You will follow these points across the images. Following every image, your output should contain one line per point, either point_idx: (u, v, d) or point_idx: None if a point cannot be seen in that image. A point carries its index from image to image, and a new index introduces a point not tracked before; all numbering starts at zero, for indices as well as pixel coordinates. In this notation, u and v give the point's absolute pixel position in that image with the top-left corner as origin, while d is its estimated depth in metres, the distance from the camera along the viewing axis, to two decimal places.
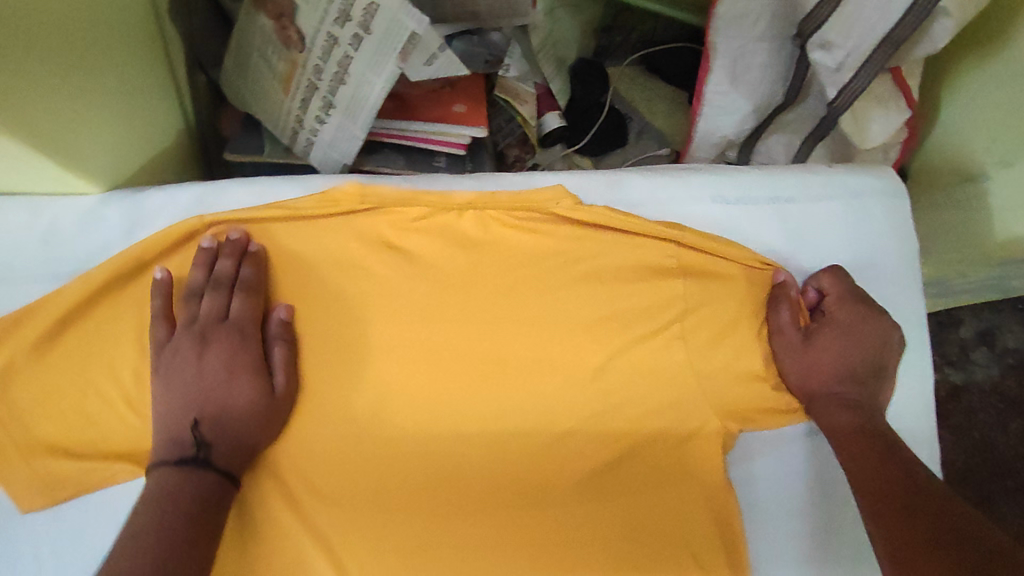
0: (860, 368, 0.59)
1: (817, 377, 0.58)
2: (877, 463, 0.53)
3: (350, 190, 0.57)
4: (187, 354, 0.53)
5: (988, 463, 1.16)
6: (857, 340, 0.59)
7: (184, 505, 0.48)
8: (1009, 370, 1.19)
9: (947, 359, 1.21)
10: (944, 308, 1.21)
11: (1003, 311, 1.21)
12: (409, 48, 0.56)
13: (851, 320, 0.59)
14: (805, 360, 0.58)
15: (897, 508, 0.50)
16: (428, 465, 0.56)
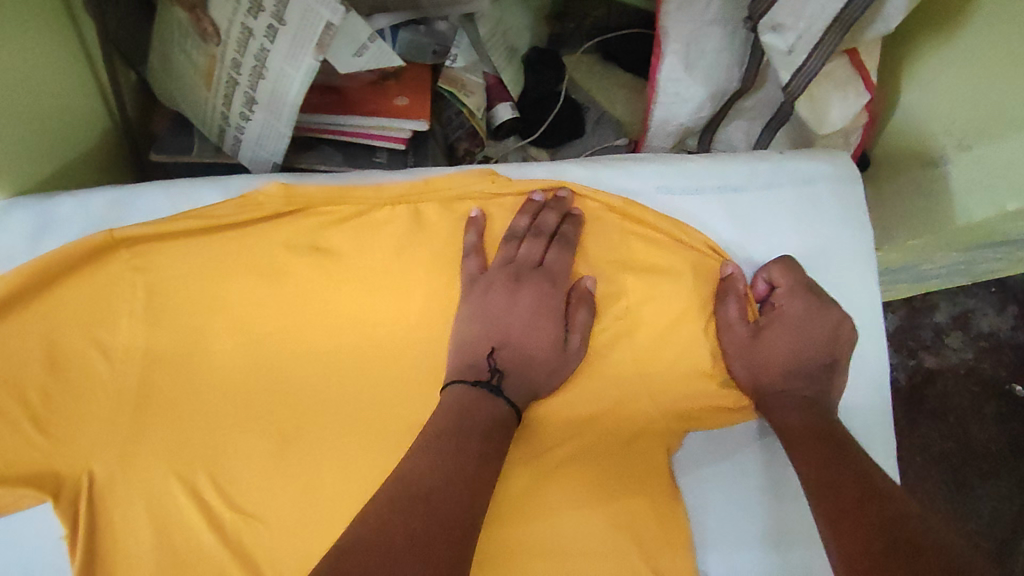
0: (808, 361, 0.58)
1: (764, 373, 0.58)
2: (828, 463, 0.51)
3: (274, 190, 0.54)
4: (498, 287, 0.55)
5: (965, 447, 1.17)
6: (808, 332, 0.58)
7: (500, 432, 0.51)
8: (983, 353, 1.21)
9: (923, 344, 1.22)
10: (920, 295, 1.24)
11: (976, 294, 1.24)
12: (325, 39, 0.54)
13: (804, 315, 0.58)
14: (753, 358, 0.57)
15: (847, 513, 0.47)
16: (363, 479, 0.53)
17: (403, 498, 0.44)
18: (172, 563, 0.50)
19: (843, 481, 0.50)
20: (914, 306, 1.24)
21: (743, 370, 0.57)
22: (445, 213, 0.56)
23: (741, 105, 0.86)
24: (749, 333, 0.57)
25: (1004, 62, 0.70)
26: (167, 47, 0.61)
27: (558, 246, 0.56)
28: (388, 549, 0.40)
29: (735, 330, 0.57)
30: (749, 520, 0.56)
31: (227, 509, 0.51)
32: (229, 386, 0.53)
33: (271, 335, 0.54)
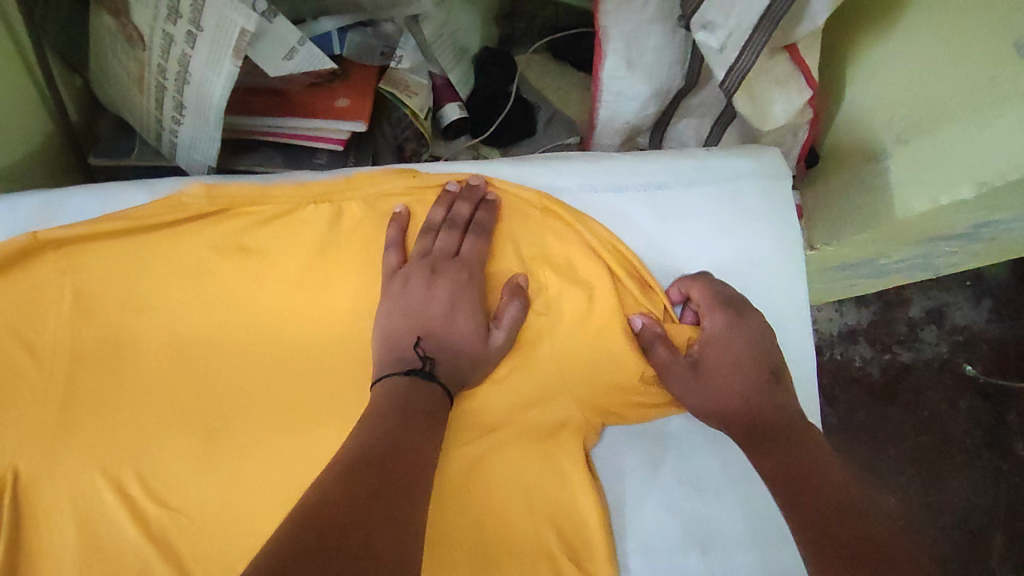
0: (754, 378, 0.57)
1: (720, 407, 0.57)
2: (791, 467, 0.53)
3: (197, 192, 0.55)
4: (417, 282, 0.55)
5: (937, 440, 1.19)
6: (734, 348, 0.58)
7: (420, 408, 0.52)
8: (957, 347, 1.21)
9: (897, 339, 1.22)
10: (893, 288, 1.22)
11: (952, 289, 1.23)
12: (241, 45, 0.56)
13: (719, 333, 0.58)
14: (698, 395, 0.57)
15: (814, 514, 0.49)
16: (286, 474, 0.54)
17: (359, 467, 0.46)
18: (97, 557, 0.51)
19: (806, 483, 0.51)
20: (889, 300, 1.23)
21: (702, 408, 0.58)
22: (369, 212, 0.57)
23: (688, 102, 0.86)
24: (688, 366, 0.58)
25: (937, 53, 0.70)
26: (100, 54, 0.63)
27: (472, 235, 0.56)
28: (347, 507, 0.43)
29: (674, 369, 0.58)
30: (665, 509, 0.58)
31: (151, 504, 0.53)
32: (153, 384, 0.54)
33: (198, 334, 0.55)
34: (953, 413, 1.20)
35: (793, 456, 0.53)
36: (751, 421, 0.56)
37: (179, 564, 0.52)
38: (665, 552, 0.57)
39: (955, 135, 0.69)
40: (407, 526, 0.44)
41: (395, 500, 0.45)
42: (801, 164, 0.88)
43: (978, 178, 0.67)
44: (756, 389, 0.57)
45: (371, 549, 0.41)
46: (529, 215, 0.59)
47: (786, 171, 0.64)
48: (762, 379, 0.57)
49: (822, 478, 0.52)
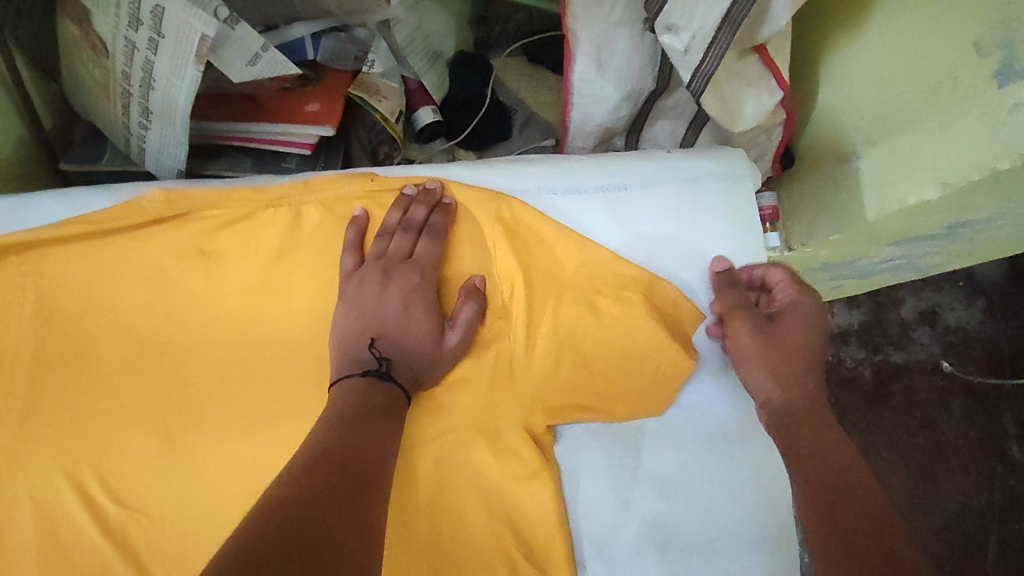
0: (807, 357, 0.61)
1: (774, 367, 0.59)
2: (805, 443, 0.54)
3: (156, 197, 0.55)
4: (372, 284, 0.56)
5: (929, 442, 1.18)
6: (805, 325, 0.62)
7: (373, 409, 0.52)
8: (950, 348, 1.19)
9: (889, 340, 1.19)
10: (885, 289, 1.20)
11: (944, 290, 1.20)
12: (202, 50, 0.56)
13: (800, 305, 0.62)
14: (766, 347, 0.59)
15: (822, 484, 0.51)
16: (242, 473, 0.55)
17: (321, 462, 0.47)
18: (59, 554, 0.53)
19: (835, 482, 0.51)
20: (880, 301, 1.20)
21: (751, 363, 0.59)
22: (327, 215, 0.58)
23: (664, 104, 0.85)
24: (762, 318, 0.60)
25: (906, 52, 0.69)
26: (70, 62, 0.64)
27: (427, 237, 0.58)
28: (303, 502, 0.44)
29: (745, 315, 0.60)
30: (622, 508, 0.59)
31: (114, 503, 0.55)
32: (113, 384, 0.55)
33: (157, 338, 0.56)
34: (946, 415, 1.18)
35: (832, 441, 0.55)
36: (805, 393, 0.58)
37: (137, 562, 0.54)
38: (621, 549, 0.58)
39: (922, 135, 0.68)
40: (366, 525, 0.45)
41: (355, 500, 0.46)
42: (774, 166, 0.87)
43: (943, 178, 0.65)
44: (808, 372, 0.60)
45: (333, 550, 0.42)
46: (489, 218, 0.60)
47: (749, 171, 0.64)
48: (814, 362, 0.61)
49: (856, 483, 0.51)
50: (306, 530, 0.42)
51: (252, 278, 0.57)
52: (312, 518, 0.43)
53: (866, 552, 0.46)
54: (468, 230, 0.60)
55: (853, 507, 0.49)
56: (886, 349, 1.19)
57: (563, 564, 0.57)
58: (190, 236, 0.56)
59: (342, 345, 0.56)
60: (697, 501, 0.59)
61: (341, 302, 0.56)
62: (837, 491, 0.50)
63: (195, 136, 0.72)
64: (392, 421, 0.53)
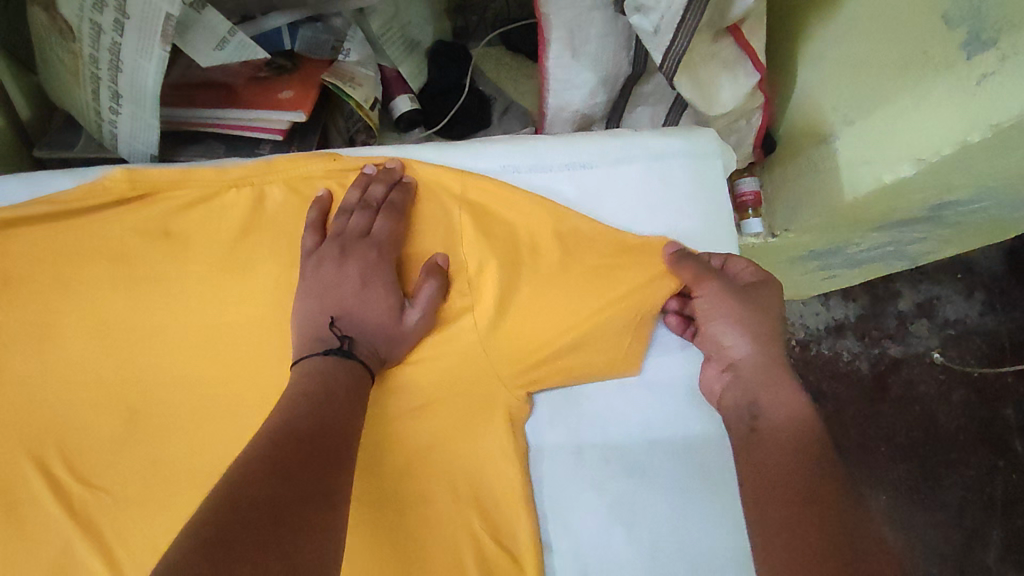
0: (762, 323, 0.56)
1: (739, 332, 0.56)
2: (777, 440, 0.51)
3: (119, 177, 0.56)
4: (330, 263, 0.57)
5: (929, 435, 1.14)
6: (750, 281, 0.58)
7: (333, 386, 0.52)
8: (950, 341, 1.16)
9: (888, 332, 1.17)
10: (880, 280, 1.19)
11: (943, 281, 1.18)
12: (167, 30, 0.57)
13: (763, 288, 0.57)
14: (730, 319, 0.56)
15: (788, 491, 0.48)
16: (204, 452, 0.55)
17: (287, 440, 0.47)
18: (20, 532, 0.54)
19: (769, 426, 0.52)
20: (877, 293, 1.18)
21: (715, 329, 0.56)
22: (290, 194, 0.59)
23: (640, 90, 0.78)
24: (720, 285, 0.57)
25: (878, 27, 0.67)
26: (42, 50, 0.65)
27: (385, 214, 0.58)
28: (268, 479, 0.43)
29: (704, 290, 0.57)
30: (589, 490, 0.58)
31: (76, 481, 0.55)
32: (77, 364, 0.57)
33: (123, 317, 0.57)
34: (946, 408, 1.15)
35: (773, 379, 0.54)
36: (764, 352, 0.55)
37: (99, 543, 0.54)
38: (588, 532, 0.57)
39: (897, 112, 0.65)
40: (331, 501, 0.45)
41: (321, 473, 0.46)
42: (757, 151, 0.83)
43: (917, 155, 0.62)
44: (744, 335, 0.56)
45: (301, 527, 0.42)
46: (455, 197, 0.60)
47: (717, 147, 0.63)
48: (759, 329, 0.56)
49: (793, 419, 0.52)
50: (277, 510, 0.42)
51: (217, 256, 0.58)
52: (281, 496, 0.42)
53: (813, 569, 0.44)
54: (429, 210, 0.60)
55: (778, 463, 0.50)
56: (883, 341, 1.17)
57: (530, 545, 0.56)
58: (153, 216, 0.57)
59: (304, 325, 0.56)
60: (664, 486, 0.58)
61: (303, 284, 0.57)
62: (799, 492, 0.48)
63: (167, 124, 0.74)
64: (357, 399, 0.53)
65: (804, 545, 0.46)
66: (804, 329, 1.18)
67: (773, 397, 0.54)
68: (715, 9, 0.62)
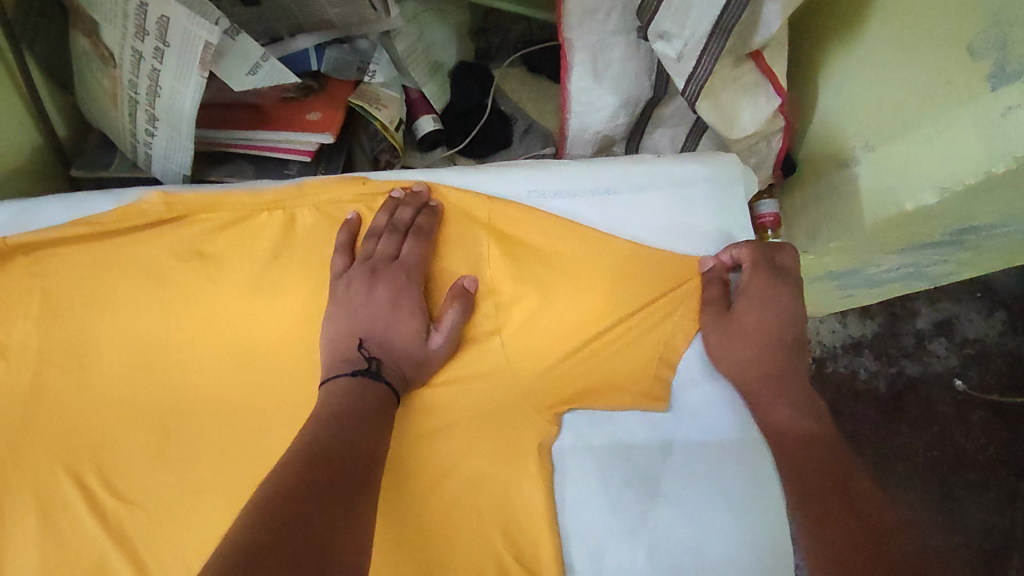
0: (771, 327, 0.59)
1: (736, 350, 0.59)
2: (810, 459, 0.54)
3: (155, 199, 0.58)
4: (359, 285, 0.58)
5: (948, 455, 1.13)
6: (777, 305, 0.59)
7: (359, 408, 0.53)
8: (969, 361, 1.15)
9: (905, 352, 1.16)
10: (899, 299, 1.18)
11: (961, 300, 1.17)
12: (206, 58, 0.58)
13: (756, 289, 0.59)
14: (727, 343, 0.59)
15: (818, 502, 0.51)
16: (235, 469, 0.57)
17: (315, 463, 0.47)
18: (55, 546, 0.55)
19: (787, 416, 0.57)
20: (894, 312, 1.18)
21: (719, 360, 0.59)
22: (321, 217, 0.61)
23: (662, 112, 0.78)
24: (719, 313, 0.60)
25: (905, 55, 0.66)
26: (82, 73, 0.67)
27: (412, 237, 0.59)
28: (299, 502, 0.44)
29: (705, 310, 0.60)
30: (613, 513, 0.58)
31: (109, 495, 0.56)
32: (114, 380, 0.59)
33: (157, 336, 0.59)
34: (966, 429, 1.14)
35: (784, 361, 0.59)
36: (780, 369, 0.59)
37: (133, 557, 0.55)
38: (610, 554, 0.58)
39: (921, 138, 0.65)
40: (358, 524, 0.45)
41: (348, 492, 0.47)
42: (777, 173, 0.83)
43: (941, 183, 0.62)
44: (770, 378, 0.59)
45: (329, 541, 0.43)
46: (479, 220, 0.61)
47: (740, 175, 0.63)
48: (766, 336, 0.59)
49: (809, 405, 0.58)
50: (307, 524, 0.42)
51: (250, 276, 0.59)
52: (312, 519, 0.43)
53: (854, 545, 0.48)
54: (455, 234, 0.61)
55: (817, 464, 0.54)
56: (899, 360, 1.16)
57: (552, 565, 0.57)
58: (187, 238, 0.59)
59: (336, 347, 0.57)
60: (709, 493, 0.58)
61: (334, 306, 0.58)
62: (840, 511, 0.50)
63: (200, 144, 0.76)
64: (382, 420, 0.54)
65: (836, 530, 0.49)
66: (821, 346, 1.18)
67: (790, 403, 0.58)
68: (734, 41, 0.63)
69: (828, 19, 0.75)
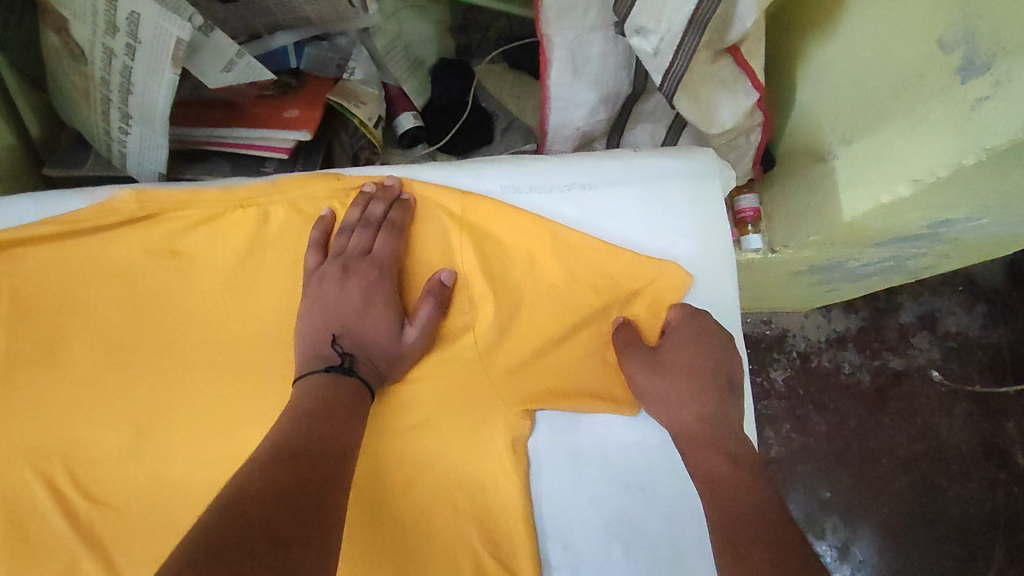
0: (690, 376, 0.59)
1: (669, 394, 0.59)
2: (729, 481, 0.53)
3: (127, 198, 0.58)
4: (333, 281, 0.58)
5: (932, 448, 1.14)
6: (699, 347, 0.59)
7: (333, 406, 0.52)
8: (951, 354, 1.17)
9: (888, 345, 1.17)
10: (882, 293, 1.19)
11: (943, 294, 1.18)
12: (178, 54, 0.58)
13: (687, 335, 0.59)
14: (653, 383, 0.59)
15: (735, 520, 0.50)
16: (210, 468, 0.56)
17: (289, 459, 0.47)
18: (27, 549, 0.55)
19: (720, 447, 0.55)
20: (878, 306, 1.19)
21: (650, 401, 0.59)
22: (295, 214, 0.61)
23: (642, 107, 0.78)
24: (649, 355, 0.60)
25: (878, 49, 0.67)
26: (53, 72, 0.66)
27: (385, 233, 0.59)
28: (272, 499, 0.44)
29: (632, 353, 0.60)
30: (590, 508, 0.58)
31: (83, 497, 0.56)
32: (88, 380, 0.58)
33: (130, 336, 0.59)
34: (948, 420, 1.15)
35: (716, 407, 0.58)
36: (720, 402, 0.59)
37: (107, 558, 0.55)
38: (587, 546, 0.58)
39: (896, 132, 0.65)
40: (331, 522, 0.45)
41: (319, 489, 0.46)
42: (757, 167, 0.83)
43: (914, 177, 0.63)
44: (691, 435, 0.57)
45: (297, 540, 0.42)
46: (456, 217, 0.61)
47: (715, 169, 0.63)
48: (699, 384, 0.59)
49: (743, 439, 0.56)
50: (274, 524, 0.42)
51: (224, 274, 0.59)
52: (285, 517, 0.43)
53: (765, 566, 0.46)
54: (432, 230, 0.61)
55: (739, 498, 0.51)
56: (883, 353, 1.17)
57: (529, 560, 0.57)
58: (160, 236, 0.59)
59: (313, 346, 0.57)
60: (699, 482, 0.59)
61: (308, 302, 0.58)
62: (755, 533, 0.48)
63: (175, 142, 0.75)
64: (357, 418, 0.53)
65: (753, 543, 0.48)
66: (805, 340, 1.19)
67: (725, 446, 0.55)
68: (709, 35, 0.63)
69: (806, 15, 0.75)
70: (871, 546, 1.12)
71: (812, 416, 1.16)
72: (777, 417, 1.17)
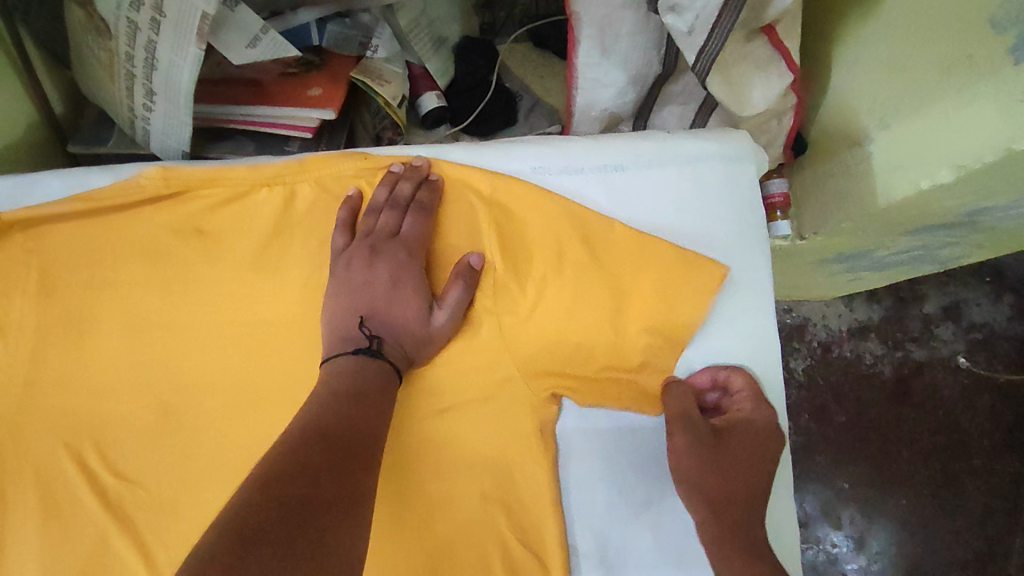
0: (750, 459, 0.57)
1: (697, 476, 0.56)
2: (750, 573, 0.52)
3: (153, 174, 0.57)
4: (360, 263, 0.57)
5: (953, 440, 1.12)
6: (739, 440, 0.57)
7: (360, 386, 0.52)
8: (975, 345, 1.14)
9: (911, 336, 1.15)
10: (907, 283, 1.16)
11: (969, 285, 1.16)
12: (202, 29, 0.57)
13: (748, 425, 0.57)
14: (701, 462, 0.56)
15: None
16: (237, 449, 0.57)
17: (315, 441, 0.47)
18: (59, 526, 0.55)
19: (731, 527, 0.55)
20: (902, 295, 1.16)
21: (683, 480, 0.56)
22: (321, 194, 0.60)
23: (669, 89, 0.75)
24: (707, 437, 0.57)
25: (929, 24, 0.63)
26: (78, 47, 0.65)
27: (413, 214, 0.58)
28: (300, 480, 0.43)
29: (695, 436, 0.56)
30: (616, 495, 0.58)
31: (110, 475, 0.56)
32: (115, 359, 0.58)
33: (157, 316, 0.58)
34: (971, 414, 1.13)
35: (738, 503, 0.55)
36: (745, 496, 0.56)
37: (134, 536, 0.55)
38: (613, 537, 0.57)
39: (937, 116, 0.63)
40: (358, 505, 0.44)
41: (348, 471, 0.46)
42: (787, 151, 0.80)
43: (958, 161, 0.60)
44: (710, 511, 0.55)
45: (327, 524, 0.42)
46: (484, 200, 0.60)
47: (751, 152, 0.61)
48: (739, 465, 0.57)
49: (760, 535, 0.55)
50: (304, 506, 0.42)
51: (249, 255, 0.59)
52: (312, 500, 0.42)
53: None
54: (458, 212, 0.60)
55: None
56: (907, 345, 1.15)
57: (555, 545, 0.56)
58: (185, 214, 0.58)
59: (342, 329, 0.56)
60: (782, 530, 0.58)
61: (336, 284, 0.57)
62: None
63: (199, 120, 0.74)
64: (383, 401, 0.53)
65: None
66: (826, 330, 1.17)
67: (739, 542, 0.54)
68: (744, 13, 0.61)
69: None
70: (888, 539, 1.11)
71: (832, 408, 1.14)
72: (797, 407, 1.15)
